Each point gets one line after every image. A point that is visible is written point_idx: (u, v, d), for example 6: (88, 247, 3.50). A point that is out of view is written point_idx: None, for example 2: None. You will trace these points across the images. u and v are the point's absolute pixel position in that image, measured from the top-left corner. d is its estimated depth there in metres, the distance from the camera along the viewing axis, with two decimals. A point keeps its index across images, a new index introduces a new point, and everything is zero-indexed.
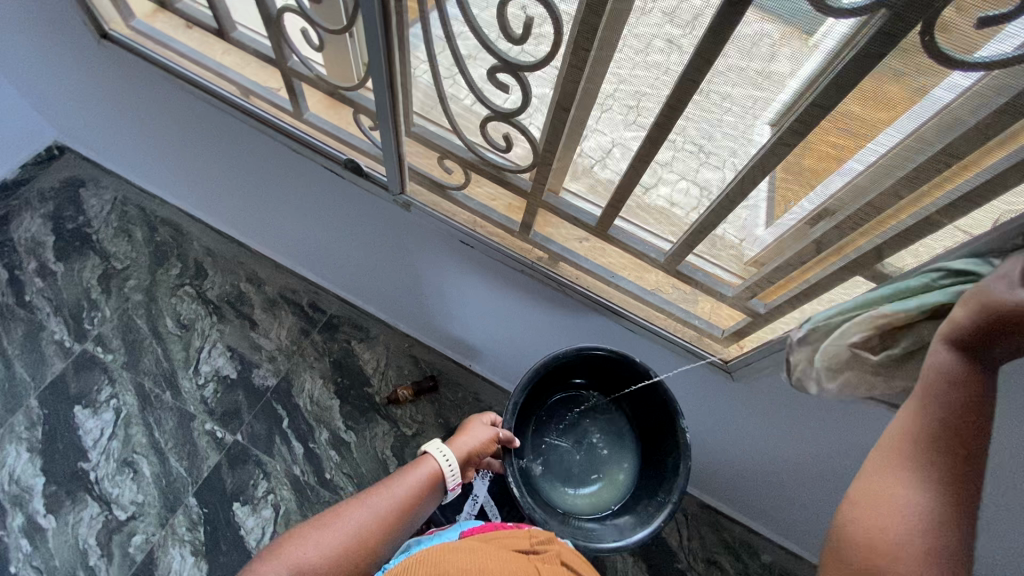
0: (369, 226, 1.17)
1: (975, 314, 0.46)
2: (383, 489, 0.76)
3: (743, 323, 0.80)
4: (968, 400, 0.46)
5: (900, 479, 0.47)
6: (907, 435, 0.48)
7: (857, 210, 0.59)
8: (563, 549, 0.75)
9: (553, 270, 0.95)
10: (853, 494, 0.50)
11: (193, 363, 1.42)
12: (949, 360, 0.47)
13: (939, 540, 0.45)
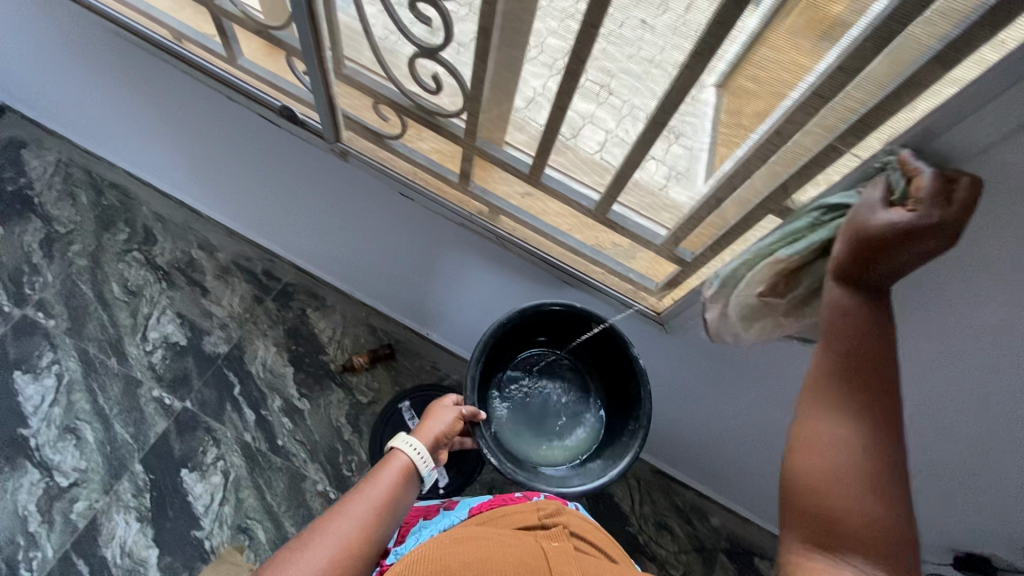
0: (301, 188, 1.06)
1: (849, 246, 0.51)
2: (359, 492, 0.67)
3: (674, 273, 0.75)
4: (864, 323, 0.52)
5: (829, 411, 0.52)
6: (824, 369, 0.54)
7: (767, 140, 0.53)
8: (572, 517, 0.67)
9: (494, 225, 0.83)
10: (796, 435, 0.54)
11: (140, 331, 1.40)
12: (842, 295, 0.53)
13: (874, 456, 0.50)
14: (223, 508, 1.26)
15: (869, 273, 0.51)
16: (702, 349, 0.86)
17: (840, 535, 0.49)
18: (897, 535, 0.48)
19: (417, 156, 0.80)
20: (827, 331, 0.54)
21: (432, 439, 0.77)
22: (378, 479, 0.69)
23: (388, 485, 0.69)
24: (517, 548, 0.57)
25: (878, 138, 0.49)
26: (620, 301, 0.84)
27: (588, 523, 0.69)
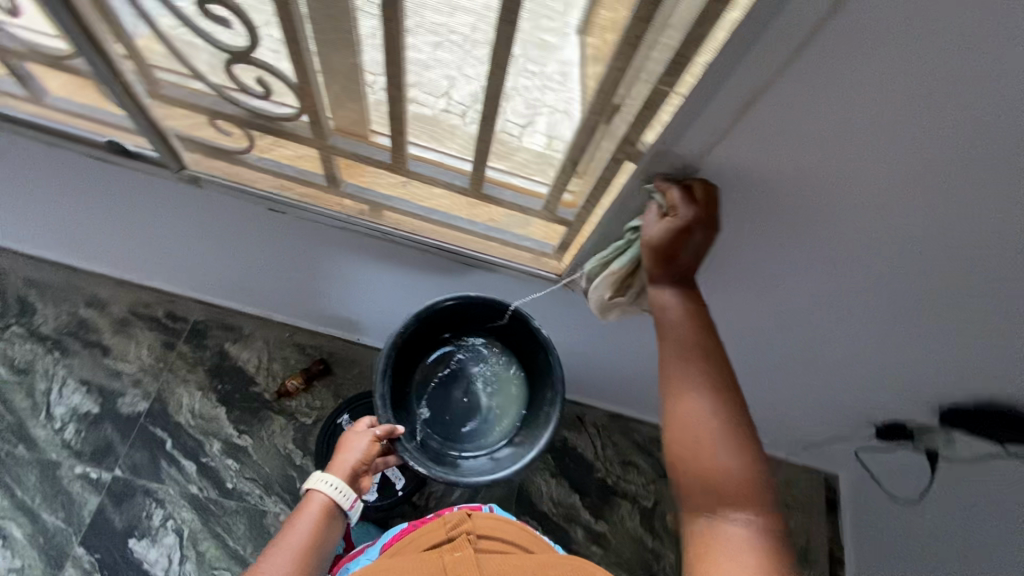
0: (170, 223, 0.96)
1: (652, 255, 0.64)
2: (283, 541, 0.76)
3: (563, 233, 0.75)
4: (686, 315, 0.64)
5: (691, 397, 0.61)
6: (675, 362, 0.63)
7: (608, 77, 0.54)
8: (477, 522, 0.76)
9: (378, 223, 0.78)
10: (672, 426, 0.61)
11: (44, 409, 1.28)
12: (666, 295, 0.65)
13: (729, 426, 0.59)
14: (184, 567, 1.21)
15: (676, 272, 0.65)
16: None
17: (716, 495, 0.57)
18: (760, 481, 0.58)
19: (274, 166, 0.74)
20: (662, 329, 0.65)
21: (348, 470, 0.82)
22: (295, 528, 0.77)
23: (310, 529, 0.78)
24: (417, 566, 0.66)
25: (700, 56, 0.50)
26: (523, 273, 0.82)
27: (496, 519, 0.78)
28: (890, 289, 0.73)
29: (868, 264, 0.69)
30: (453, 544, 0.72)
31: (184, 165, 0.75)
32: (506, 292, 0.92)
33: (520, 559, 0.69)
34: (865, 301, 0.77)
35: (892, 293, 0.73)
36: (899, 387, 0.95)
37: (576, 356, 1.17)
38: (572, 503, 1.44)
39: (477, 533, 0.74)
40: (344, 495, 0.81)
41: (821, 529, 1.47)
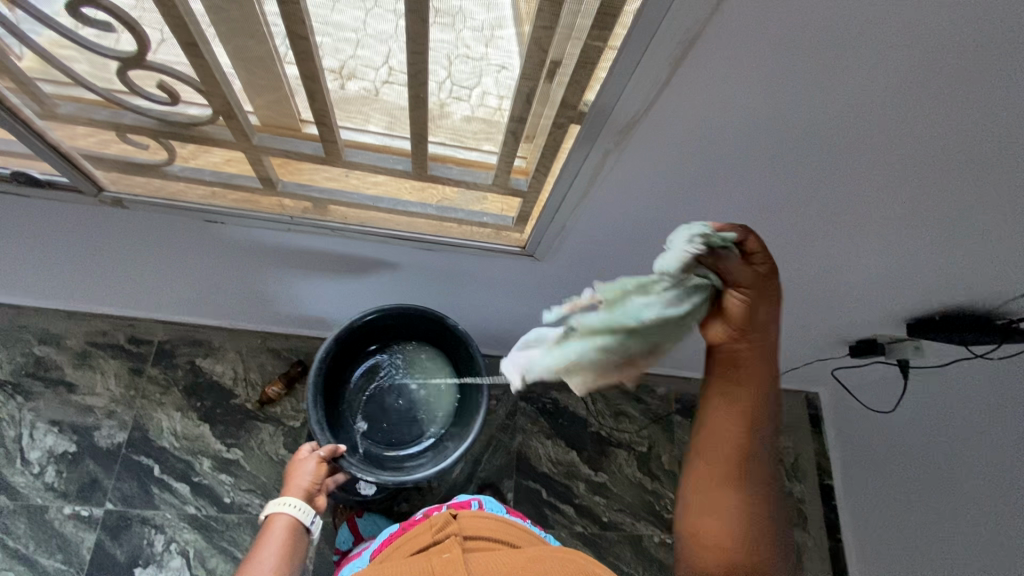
0: (108, 248, 0.90)
1: (737, 329, 0.57)
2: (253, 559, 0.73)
3: (519, 205, 0.73)
4: (752, 404, 0.57)
5: (729, 497, 0.57)
6: (725, 462, 0.57)
7: (537, 39, 0.50)
8: (465, 522, 0.75)
9: (324, 219, 0.75)
10: (697, 513, 0.59)
11: (18, 456, 1.22)
12: (732, 381, 0.58)
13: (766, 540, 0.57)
14: None
15: (732, 346, 0.58)
16: (583, 259, 0.86)
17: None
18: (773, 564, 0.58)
19: (202, 174, 0.69)
20: (727, 421, 0.58)
21: (304, 491, 0.83)
22: (267, 541, 0.76)
23: (279, 542, 0.76)
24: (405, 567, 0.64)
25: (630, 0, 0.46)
26: (483, 248, 0.80)
27: (485, 518, 0.77)
28: (848, 213, 0.73)
29: (825, 192, 0.69)
30: (440, 545, 0.69)
31: (104, 188, 0.69)
32: (473, 270, 0.89)
33: (511, 554, 0.67)
34: (826, 228, 0.77)
35: (850, 217, 0.73)
36: (866, 305, 0.97)
37: None
38: (570, 461, 1.47)
39: (467, 534, 0.72)
40: (307, 512, 0.80)
41: (807, 445, 1.54)
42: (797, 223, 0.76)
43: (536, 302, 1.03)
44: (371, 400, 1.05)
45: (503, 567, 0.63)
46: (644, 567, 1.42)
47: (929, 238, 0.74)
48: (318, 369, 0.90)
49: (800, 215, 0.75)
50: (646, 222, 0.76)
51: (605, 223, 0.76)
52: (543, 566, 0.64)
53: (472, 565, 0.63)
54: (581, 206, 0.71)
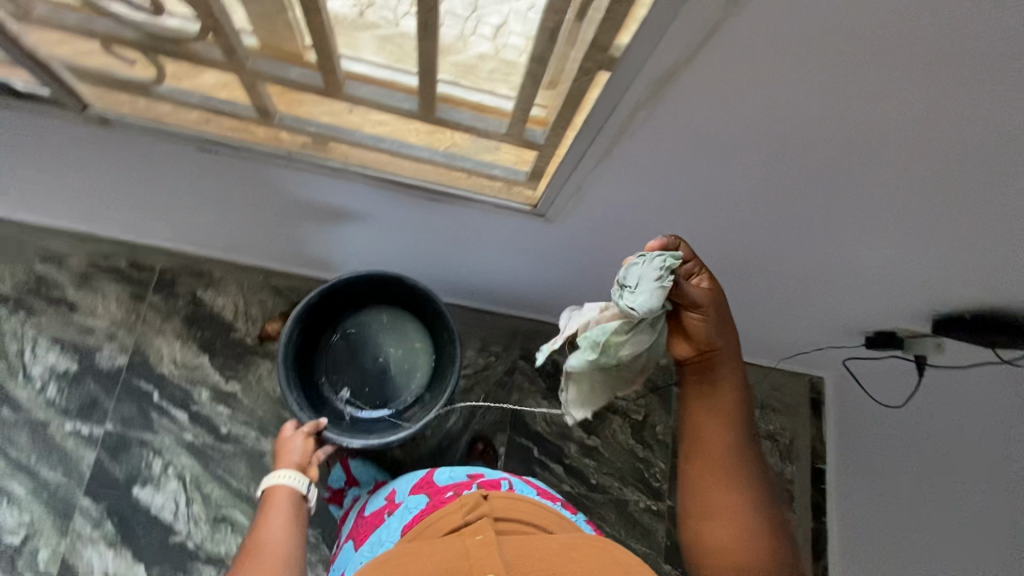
0: (104, 170, 0.87)
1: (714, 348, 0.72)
2: (263, 531, 0.75)
3: (534, 159, 0.67)
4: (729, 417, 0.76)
5: (728, 495, 0.74)
6: (721, 463, 0.75)
7: None
8: (496, 504, 0.75)
9: (323, 157, 0.70)
10: (702, 514, 0.76)
11: (21, 370, 1.24)
12: (720, 396, 0.75)
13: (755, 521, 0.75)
14: (191, 508, 1.23)
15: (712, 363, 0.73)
16: (598, 223, 0.81)
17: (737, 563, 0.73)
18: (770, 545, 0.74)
19: (194, 98, 0.64)
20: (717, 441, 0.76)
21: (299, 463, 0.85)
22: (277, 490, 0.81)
23: (284, 515, 0.78)
24: (441, 551, 0.64)
25: None
26: (492, 203, 0.74)
27: (515, 499, 0.77)
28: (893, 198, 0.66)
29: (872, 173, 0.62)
30: (474, 526, 0.69)
31: (89, 104, 0.65)
32: (480, 225, 0.84)
33: (546, 538, 0.66)
34: (866, 211, 0.70)
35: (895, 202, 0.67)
36: (893, 295, 0.92)
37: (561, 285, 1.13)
38: (565, 422, 1.47)
39: (498, 517, 0.72)
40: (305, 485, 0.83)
41: (805, 428, 1.52)
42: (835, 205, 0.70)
43: (545, 263, 0.98)
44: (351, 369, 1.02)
45: (538, 555, 0.62)
46: (627, 529, 1.43)
47: (978, 231, 0.68)
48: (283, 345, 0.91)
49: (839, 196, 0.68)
50: (671, 188, 0.70)
51: (625, 186, 0.70)
52: (575, 555, 0.63)
53: (509, 550, 0.62)
54: (602, 165, 0.66)
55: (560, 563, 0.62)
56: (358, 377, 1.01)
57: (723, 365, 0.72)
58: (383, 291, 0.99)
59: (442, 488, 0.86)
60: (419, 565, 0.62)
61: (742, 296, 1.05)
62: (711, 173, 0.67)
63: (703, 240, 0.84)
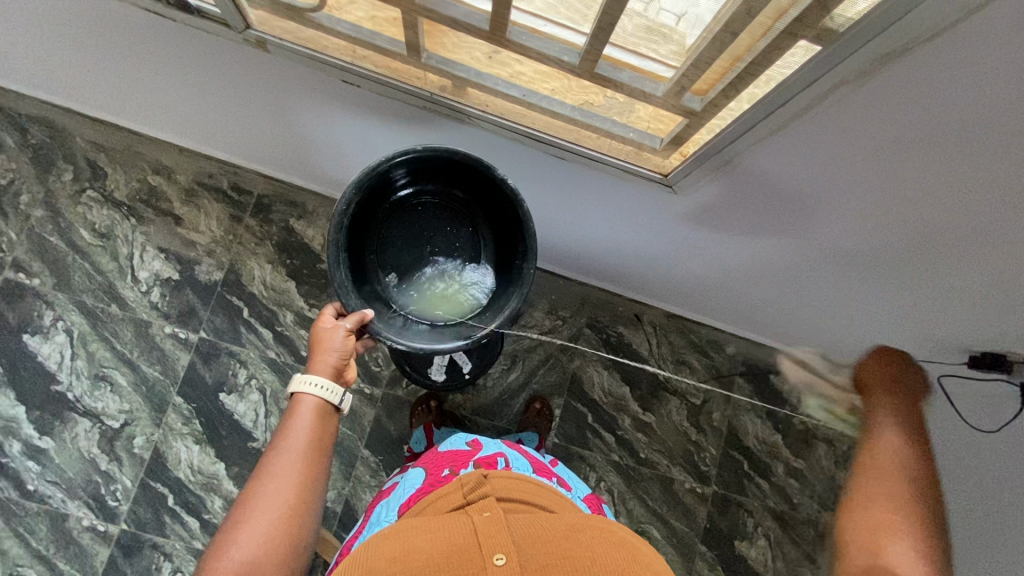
0: (238, 90, 0.90)
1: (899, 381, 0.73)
2: (278, 465, 0.70)
3: (682, 126, 0.65)
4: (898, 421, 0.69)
5: (886, 485, 0.62)
6: (884, 456, 0.66)
7: None
8: (496, 482, 0.73)
9: (463, 102, 0.70)
10: (856, 510, 0.63)
11: (129, 273, 1.33)
12: (886, 402, 0.71)
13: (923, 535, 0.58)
14: (269, 420, 1.32)
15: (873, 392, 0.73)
16: (717, 203, 0.79)
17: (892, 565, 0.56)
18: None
19: (355, 32, 0.65)
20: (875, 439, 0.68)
21: (334, 364, 0.80)
22: (298, 417, 0.75)
23: (307, 430, 0.74)
24: (448, 526, 0.64)
25: None
26: (621, 169, 0.74)
27: (513, 478, 0.76)
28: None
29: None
30: (479, 505, 0.69)
31: (250, 26, 0.65)
32: (597, 188, 0.84)
33: (551, 520, 0.67)
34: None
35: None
36: None
37: (648, 261, 1.12)
38: (622, 395, 1.48)
39: (500, 496, 0.71)
40: (333, 391, 0.78)
41: None
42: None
43: (643, 233, 0.98)
44: (400, 252, 0.96)
45: (547, 536, 0.63)
46: (669, 507, 1.45)
47: None
48: (338, 222, 0.82)
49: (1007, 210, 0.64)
50: (811, 175, 0.67)
51: (767, 166, 0.68)
52: (580, 536, 0.64)
53: (516, 530, 0.63)
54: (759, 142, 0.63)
55: (573, 545, 0.62)
56: (410, 263, 0.95)
57: (890, 391, 0.72)
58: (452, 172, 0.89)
59: (440, 461, 0.88)
60: (428, 540, 0.62)
61: None
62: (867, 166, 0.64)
63: None
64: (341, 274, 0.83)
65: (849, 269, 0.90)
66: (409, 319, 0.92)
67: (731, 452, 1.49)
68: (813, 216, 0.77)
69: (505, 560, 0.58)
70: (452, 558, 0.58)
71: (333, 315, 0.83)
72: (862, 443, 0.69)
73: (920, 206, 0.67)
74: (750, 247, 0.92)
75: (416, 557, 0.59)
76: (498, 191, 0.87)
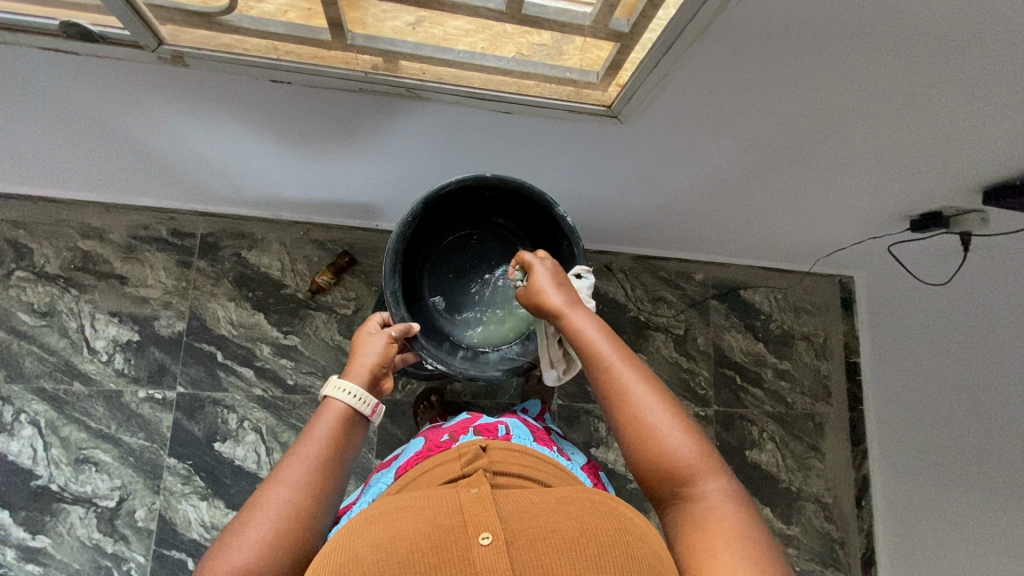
0: (161, 121, 0.86)
1: (564, 295, 0.81)
2: (290, 471, 0.69)
3: (613, 52, 0.67)
4: (601, 331, 0.78)
5: (645, 383, 0.73)
6: (621, 361, 0.74)
7: None
8: (496, 455, 0.70)
9: (397, 76, 0.70)
10: (627, 406, 0.72)
11: (84, 345, 1.25)
12: (583, 319, 0.79)
13: (678, 417, 0.71)
14: (273, 457, 1.29)
15: (567, 308, 0.80)
16: (659, 126, 0.83)
17: (661, 451, 0.68)
18: (696, 445, 0.69)
19: (273, 26, 0.64)
20: (592, 349, 0.76)
21: (368, 370, 0.80)
22: (320, 421, 0.74)
23: (327, 437, 0.73)
24: (432, 505, 0.57)
25: None
26: (566, 109, 0.76)
27: (512, 450, 0.73)
28: (973, 64, 0.68)
29: (958, 33, 0.63)
30: (468, 480, 0.63)
31: (163, 41, 0.64)
32: (546, 137, 0.86)
33: (540, 494, 0.60)
34: (933, 82, 0.73)
35: (974, 66, 0.69)
36: (938, 174, 0.96)
37: (606, 205, 1.15)
38: None
39: (496, 471, 0.66)
40: (365, 401, 0.76)
41: (837, 326, 1.63)
42: (908, 76, 0.72)
43: (596, 176, 1.01)
44: (449, 280, 1.03)
45: (536, 510, 0.56)
46: None
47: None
48: (399, 232, 0.88)
49: (920, 65, 0.69)
50: (740, 75, 0.72)
51: (702, 74, 0.71)
52: (572, 508, 0.57)
53: (504, 506, 0.56)
54: (693, 48, 0.66)
55: (562, 516, 0.56)
56: (456, 291, 1.03)
57: (573, 311, 0.80)
58: (514, 210, 0.99)
59: (440, 431, 0.89)
60: (408, 520, 0.55)
61: (785, 196, 1.08)
62: (789, 53, 0.68)
63: (764, 133, 0.86)
64: (392, 286, 0.90)
65: (793, 162, 0.95)
66: (455, 342, 0.99)
67: (722, 370, 1.57)
68: (748, 117, 0.82)
69: (491, 538, 0.51)
70: (435, 537, 0.52)
71: (378, 322, 0.88)
72: (583, 353, 0.77)
73: (841, 78, 0.73)
74: (698, 164, 0.96)
75: (399, 536, 0.53)
76: (552, 233, 0.95)
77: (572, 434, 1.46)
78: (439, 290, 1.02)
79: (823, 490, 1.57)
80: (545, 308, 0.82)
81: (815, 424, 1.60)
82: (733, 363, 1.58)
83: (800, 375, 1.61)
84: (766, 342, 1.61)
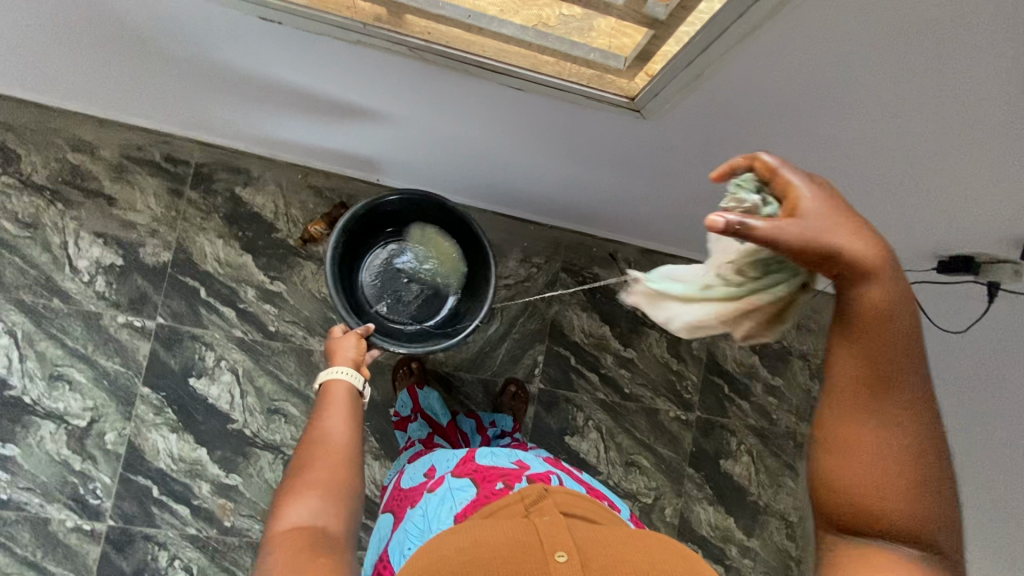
0: (149, 38, 0.80)
1: (868, 250, 0.40)
2: (331, 424, 0.77)
3: (646, 40, 0.60)
4: (909, 334, 0.40)
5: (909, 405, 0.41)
6: (902, 360, 0.40)
7: None
8: (558, 497, 0.66)
9: (401, 32, 0.64)
10: (858, 404, 0.41)
11: (66, 263, 1.22)
12: (895, 300, 0.40)
13: (935, 467, 0.41)
14: (246, 400, 1.29)
15: (844, 277, 0.41)
16: (683, 127, 0.76)
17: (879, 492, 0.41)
18: (937, 516, 0.41)
19: None
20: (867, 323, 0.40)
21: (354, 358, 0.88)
22: (340, 388, 0.82)
23: (350, 399, 0.82)
24: (509, 529, 0.56)
25: None
26: (583, 94, 0.70)
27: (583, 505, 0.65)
28: None
29: None
30: (539, 510, 0.61)
31: None
32: (561, 120, 0.79)
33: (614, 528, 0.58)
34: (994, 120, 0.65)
35: None
36: (976, 217, 0.88)
37: (619, 196, 1.09)
38: (603, 334, 1.48)
39: (564, 509, 0.63)
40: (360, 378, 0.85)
41: None
42: (970, 111, 0.64)
43: (610, 166, 0.94)
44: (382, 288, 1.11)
45: (608, 539, 0.55)
46: (656, 436, 1.50)
47: None
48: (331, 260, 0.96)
49: (979, 100, 0.62)
50: (779, 85, 0.65)
51: (742, 80, 0.64)
52: (641, 539, 0.55)
53: (578, 533, 0.55)
54: (736, 51, 0.59)
55: (633, 546, 0.53)
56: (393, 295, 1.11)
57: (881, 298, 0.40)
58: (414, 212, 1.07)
59: (486, 472, 0.78)
60: (484, 537, 0.54)
61: None
62: (837, 69, 0.61)
63: (796, 149, 0.79)
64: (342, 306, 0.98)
65: None
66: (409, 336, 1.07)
67: (711, 377, 1.54)
68: (782, 129, 0.74)
69: (567, 556, 0.50)
70: (516, 555, 0.51)
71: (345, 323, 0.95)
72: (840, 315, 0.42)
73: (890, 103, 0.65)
74: (720, 169, 0.89)
75: (480, 552, 0.51)
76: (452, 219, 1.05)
77: (549, 419, 1.44)
78: (383, 295, 1.11)
79: (790, 508, 1.57)
80: (815, 259, 0.40)
81: (795, 443, 1.59)
82: (723, 371, 1.55)
83: (789, 393, 1.58)
84: (761, 355, 1.57)
